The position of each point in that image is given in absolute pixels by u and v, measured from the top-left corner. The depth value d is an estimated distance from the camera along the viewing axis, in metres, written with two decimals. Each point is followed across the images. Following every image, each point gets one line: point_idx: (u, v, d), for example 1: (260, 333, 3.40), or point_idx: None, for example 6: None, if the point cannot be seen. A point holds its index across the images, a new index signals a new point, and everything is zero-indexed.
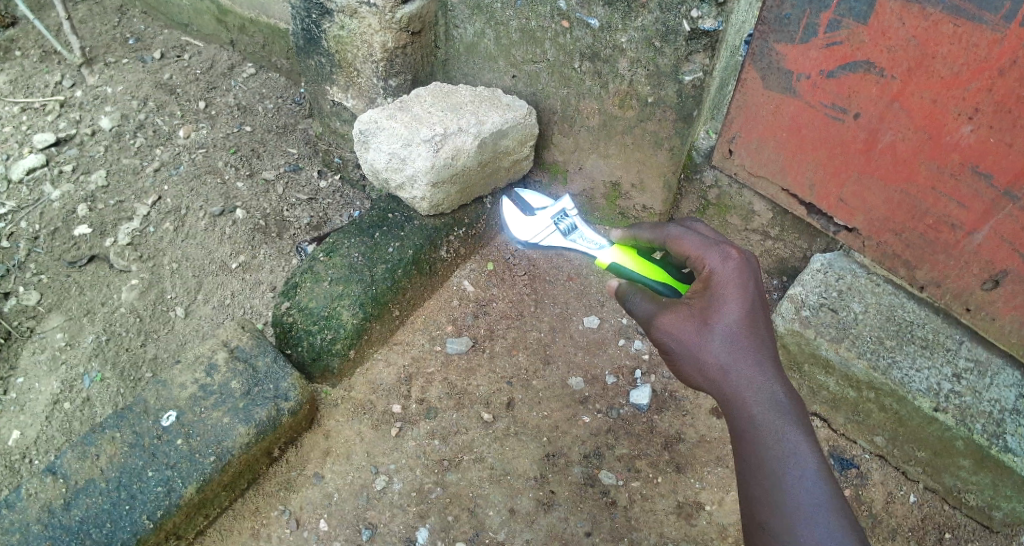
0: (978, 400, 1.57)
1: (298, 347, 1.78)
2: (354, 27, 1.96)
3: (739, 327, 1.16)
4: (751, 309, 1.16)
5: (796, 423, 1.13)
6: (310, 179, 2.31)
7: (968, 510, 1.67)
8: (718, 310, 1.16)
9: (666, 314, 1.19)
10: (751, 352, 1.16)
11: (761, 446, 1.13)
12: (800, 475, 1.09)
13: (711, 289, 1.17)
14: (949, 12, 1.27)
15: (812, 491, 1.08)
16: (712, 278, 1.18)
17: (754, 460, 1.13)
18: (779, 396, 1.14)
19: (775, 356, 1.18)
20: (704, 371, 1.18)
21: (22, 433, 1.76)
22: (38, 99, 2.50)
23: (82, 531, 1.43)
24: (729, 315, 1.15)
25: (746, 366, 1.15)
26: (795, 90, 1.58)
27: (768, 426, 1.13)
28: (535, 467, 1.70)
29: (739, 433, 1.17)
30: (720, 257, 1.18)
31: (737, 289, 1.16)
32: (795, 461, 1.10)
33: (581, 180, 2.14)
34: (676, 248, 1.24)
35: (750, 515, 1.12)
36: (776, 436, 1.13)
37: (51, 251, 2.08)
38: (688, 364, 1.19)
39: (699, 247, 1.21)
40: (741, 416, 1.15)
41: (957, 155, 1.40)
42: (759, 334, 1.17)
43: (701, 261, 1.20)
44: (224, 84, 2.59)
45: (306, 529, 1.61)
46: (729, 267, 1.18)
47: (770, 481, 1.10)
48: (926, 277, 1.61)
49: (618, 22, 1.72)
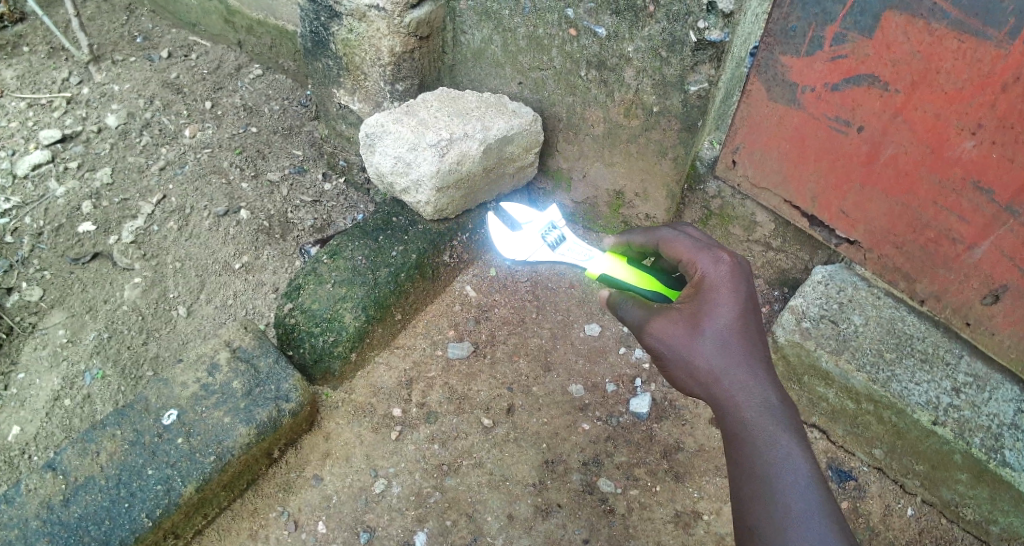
0: (977, 414, 1.57)
1: (299, 349, 1.79)
2: (362, 31, 1.97)
3: (731, 331, 1.16)
4: (743, 313, 1.17)
5: (788, 428, 1.13)
6: (315, 181, 2.31)
7: (965, 524, 1.67)
8: (709, 312, 1.16)
9: (656, 317, 1.19)
10: (743, 356, 1.16)
11: (753, 450, 1.12)
12: (793, 480, 1.08)
13: (702, 292, 1.18)
14: (954, 27, 1.28)
15: (804, 496, 1.07)
16: (703, 281, 1.18)
17: (746, 464, 1.12)
18: (772, 401, 1.14)
19: (767, 361, 1.18)
20: (696, 376, 1.18)
21: (21, 429, 1.76)
22: (44, 95, 2.51)
23: (80, 528, 1.43)
24: (721, 318, 1.16)
25: (738, 370, 1.16)
26: (799, 101, 1.58)
27: (760, 430, 1.13)
28: (534, 473, 1.71)
29: (731, 438, 1.16)
30: (712, 259, 1.19)
31: (729, 293, 1.17)
32: (787, 466, 1.09)
33: (584, 188, 2.15)
34: (668, 250, 1.25)
35: (740, 521, 1.11)
36: (768, 440, 1.12)
37: (55, 248, 2.09)
38: (680, 368, 1.19)
39: (691, 249, 1.22)
40: (734, 421, 1.15)
41: (960, 169, 1.41)
42: (752, 339, 1.17)
43: (692, 264, 1.21)
44: (230, 85, 2.60)
45: (305, 531, 1.61)
46: (720, 270, 1.18)
47: (761, 485, 1.10)
48: (926, 290, 1.62)
49: (625, 32, 1.73)
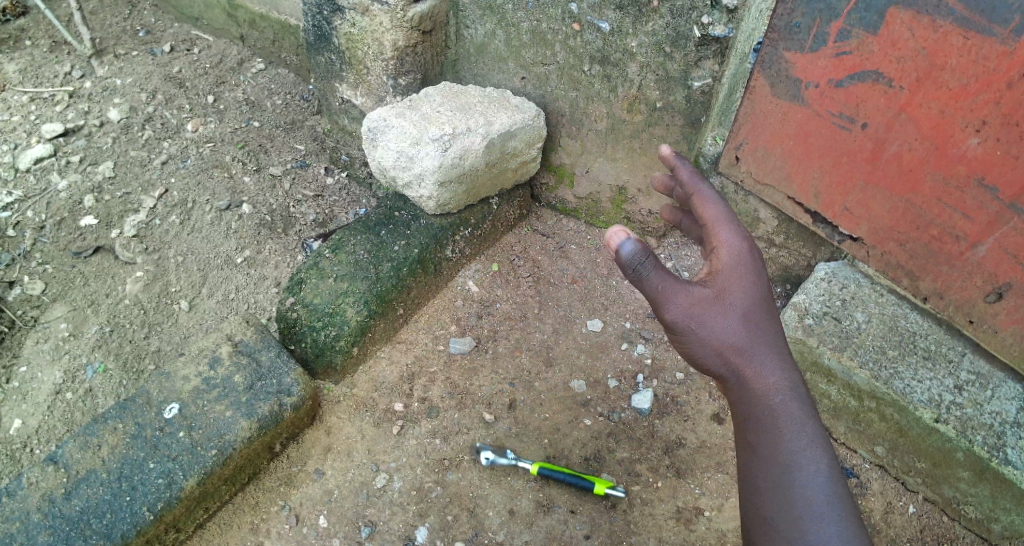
0: (979, 412, 1.57)
1: (301, 343, 1.78)
2: (365, 25, 1.97)
3: (756, 311, 1.17)
4: (764, 294, 1.19)
5: (809, 414, 1.13)
6: (317, 175, 2.32)
7: (967, 522, 1.67)
8: (734, 288, 1.17)
9: (680, 285, 1.16)
10: (765, 337, 1.17)
11: (773, 436, 1.12)
12: (813, 469, 1.08)
13: (727, 266, 1.18)
14: (959, 24, 1.27)
15: (824, 486, 1.07)
16: (726, 253, 1.19)
17: (764, 450, 1.12)
18: (794, 385, 1.15)
19: (785, 346, 1.19)
20: (720, 353, 1.17)
21: (23, 422, 1.77)
22: (46, 89, 2.50)
23: (82, 521, 1.43)
24: (745, 297, 1.17)
25: (761, 352, 1.16)
26: (802, 98, 1.58)
27: (782, 416, 1.12)
28: (536, 468, 1.71)
29: (748, 423, 1.16)
30: (736, 231, 1.21)
31: (751, 271, 1.18)
32: (807, 455, 1.09)
33: (587, 183, 2.14)
34: (699, 212, 1.26)
35: (755, 509, 1.10)
36: (788, 426, 1.12)
37: (57, 242, 2.09)
38: (702, 345, 1.17)
39: (716, 218, 1.23)
40: (756, 403, 1.15)
41: (964, 167, 1.40)
42: (771, 321, 1.19)
43: (716, 234, 1.21)
44: (232, 79, 2.60)
45: (306, 525, 1.61)
46: (745, 243, 1.20)
47: (780, 474, 1.09)
48: (929, 288, 1.62)
49: (629, 27, 1.73)
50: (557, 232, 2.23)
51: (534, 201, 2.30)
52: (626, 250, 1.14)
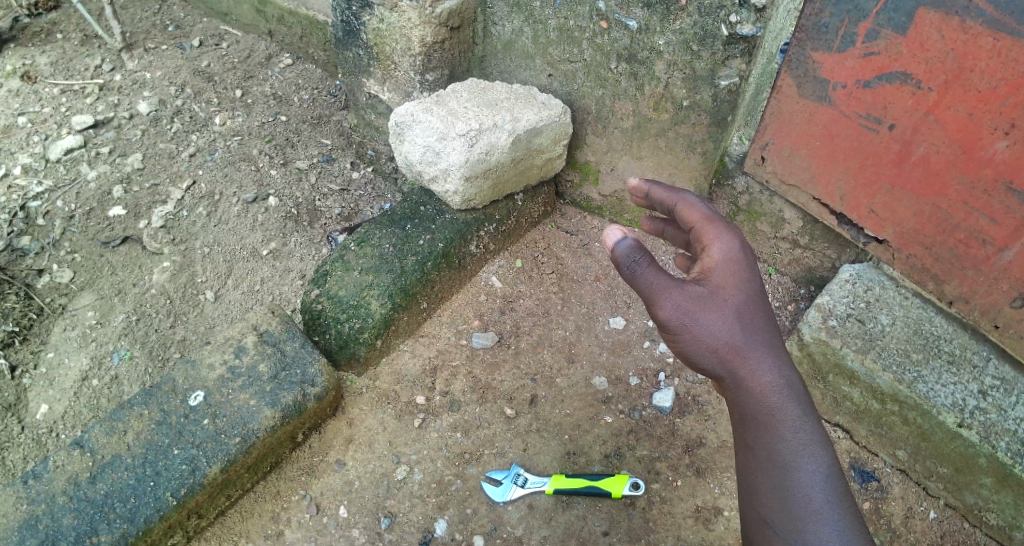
0: (1003, 418, 1.55)
1: (325, 335, 1.79)
2: (394, 21, 1.98)
3: (751, 309, 1.15)
4: (758, 292, 1.17)
5: (807, 413, 1.11)
6: (343, 171, 2.36)
7: (988, 529, 1.65)
8: (728, 285, 1.15)
9: (673, 283, 1.14)
10: (761, 334, 1.15)
11: (772, 436, 1.09)
12: (811, 471, 1.06)
13: (719, 264, 1.17)
14: (989, 26, 1.26)
15: (822, 487, 1.05)
16: (718, 251, 1.18)
17: (762, 452, 1.10)
18: (791, 383, 1.13)
19: (781, 342, 1.17)
20: (716, 354, 1.13)
21: (49, 408, 1.80)
22: (77, 82, 2.54)
23: (106, 504, 1.45)
24: (739, 294, 1.15)
25: (758, 350, 1.13)
26: (829, 99, 1.57)
27: (781, 416, 1.10)
28: (557, 463, 1.72)
29: (746, 425, 1.13)
30: (725, 229, 1.21)
31: (745, 267, 1.17)
32: (806, 454, 1.07)
33: (612, 181, 2.15)
34: (684, 215, 1.26)
35: (754, 510, 1.08)
36: (786, 426, 1.09)
37: (85, 231, 2.12)
38: (698, 346, 1.14)
39: (703, 219, 1.23)
40: (754, 404, 1.12)
41: (991, 171, 1.39)
42: (766, 318, 1.17)
43: (705, 232, 1.21)
44: (260, 74, 2.64)
45: (326, 515, 1.63)
46: (736, 240, 1.19)
47: (778, 475, 1.07)
48: (954, 292, 1.61)
49: (656, 25, 1.74)
50: (579, 230, 2.24)
51: (559, 198, 2.31)
52: (622, 248, 1.14)
